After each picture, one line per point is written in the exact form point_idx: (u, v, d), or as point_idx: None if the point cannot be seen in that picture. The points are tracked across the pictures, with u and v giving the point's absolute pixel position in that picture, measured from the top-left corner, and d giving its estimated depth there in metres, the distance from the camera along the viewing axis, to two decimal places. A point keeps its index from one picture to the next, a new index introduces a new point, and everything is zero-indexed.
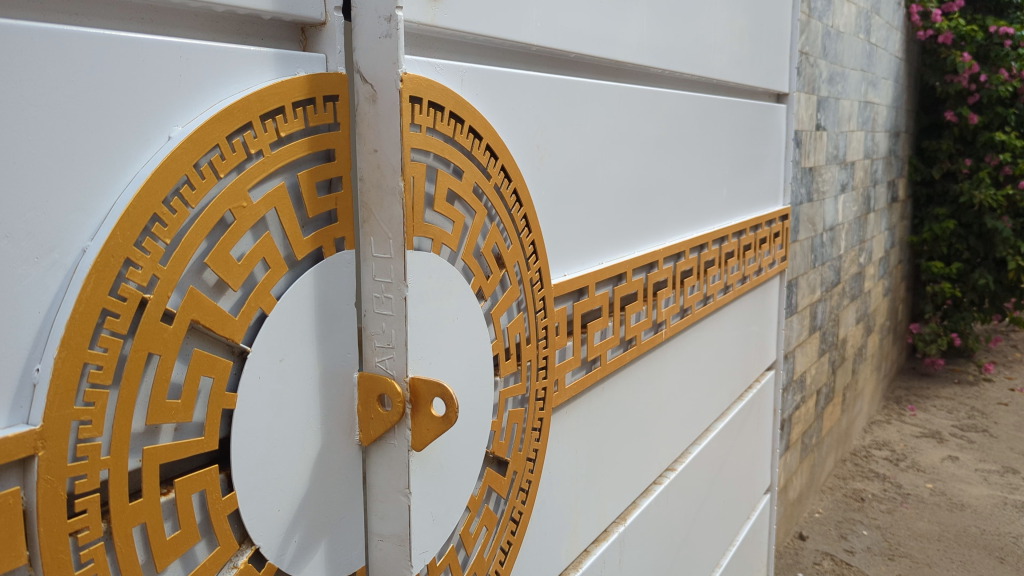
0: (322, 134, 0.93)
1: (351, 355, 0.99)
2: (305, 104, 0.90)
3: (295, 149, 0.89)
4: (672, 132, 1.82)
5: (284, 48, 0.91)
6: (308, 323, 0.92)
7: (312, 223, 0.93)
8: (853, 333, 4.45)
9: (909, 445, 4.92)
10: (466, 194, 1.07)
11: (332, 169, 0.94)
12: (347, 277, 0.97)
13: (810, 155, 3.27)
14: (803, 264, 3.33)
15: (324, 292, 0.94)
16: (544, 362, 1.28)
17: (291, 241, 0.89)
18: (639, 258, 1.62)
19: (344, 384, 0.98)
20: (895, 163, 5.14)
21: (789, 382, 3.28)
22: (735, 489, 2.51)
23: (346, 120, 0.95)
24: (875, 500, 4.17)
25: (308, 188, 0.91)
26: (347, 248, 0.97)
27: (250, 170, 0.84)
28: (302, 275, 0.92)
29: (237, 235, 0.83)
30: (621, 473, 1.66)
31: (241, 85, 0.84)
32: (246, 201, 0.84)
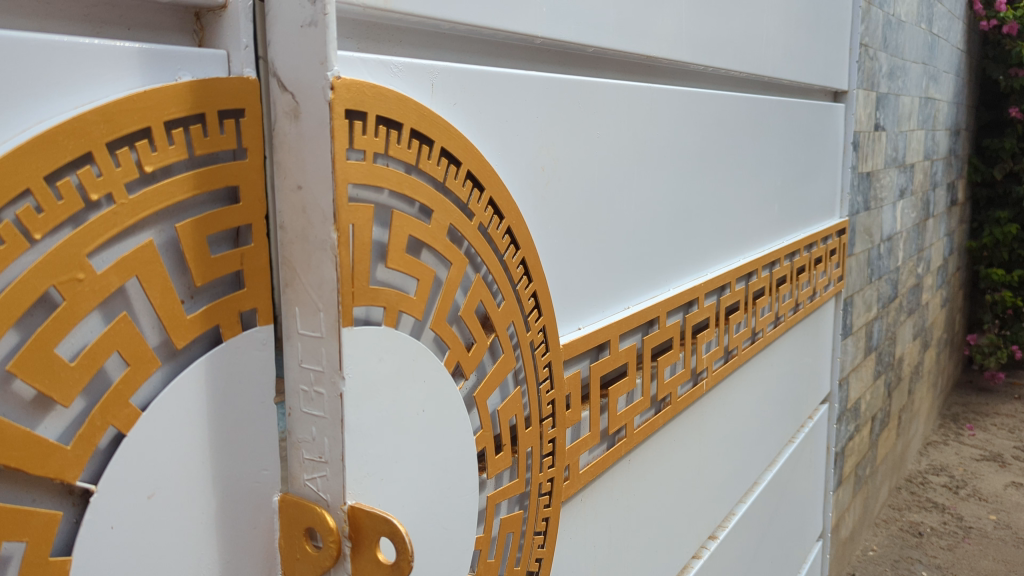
0: (217, 165, 0.65)
1: (270, 470, 0.71)
2: (187, 122, 0.62)
3: (172, 191, 0.61)
4: (715, 141, 1.52)
5: (164, 43, 0.63)
6: (199, 436, 0.65)
7: (205, 292, 0.65)
8: (909, 350, 4.14)
9: (968, 470, 4.57)
10: (438, 240, 0.78)
11: (234, 216, 0.66)
12: (261, 363, 0.70)
13: (868, 159, 2.93)
14: (858, 280, 3.01)
15: (224, 389, 0.67)
16: (550, 446, 1.00)
17: (166, 325, 0.62)
18: (674, 298, 1.34)
19: (257, 514, 0.70)
20: (955, 163, 4.75)
21: (843, 412, 2.99)
22: (784, 544, 2.26)
23: (257, 144, 0.67)
24: (934, 535, 3.90)
25: (194, 246, 0.63)
26: (260, 323, 0.69)
27: (92, 226, 0.56)
28: (183, 370, 0.64)
29: (71, 323, 0.56)
30: (650, 556, 1.39)
31: (84, 98, 0.56)
32: (83, 272, 0.56)
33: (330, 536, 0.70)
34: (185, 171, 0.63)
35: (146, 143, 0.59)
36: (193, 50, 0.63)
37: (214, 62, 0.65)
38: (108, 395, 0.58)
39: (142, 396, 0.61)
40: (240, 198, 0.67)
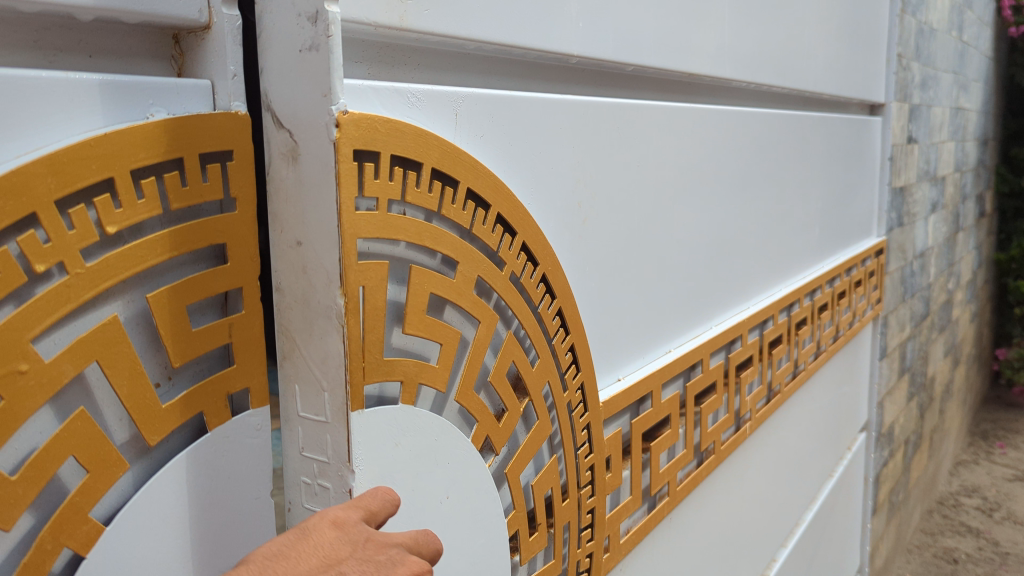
0: (198, 221, 0.54)
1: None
2: (158, 171, 0.52)
3: (144, 254, 0.51)
4: (756, 163, 1.40)
5: (134, 72, 0.52)
6: (185, 544, 0.54)
7: (186, 372, 0.55)
8: (941, 368, 4.01)
9: (1002, 491, 4.41)
10: (464, 296, 0.68)
11: (221, 279, 0.55)
12: (255, 453, 0.59)
13: (901, 174, 2.80)
14: (892, 299, 2.87)
15: (210, 485, 0.56)
16: (588, 517, 0.90)
17: (137, 420, 0.51)
18: (719, 337, 1.24)
19: None
20: (983, 174, 4.60)
21: (878, 437, 2.86)
22: None
23: (247, 193, 0.57)
24: (969, 562, 3.77)
25: (171, 318, 0.52)
26: (253, 404, 0.58)
27: (38, 303, 0.46)
28: (159, 470, 0.53)
29: (12, 427, 0.45)
30: None
31: (29, 145, 0.45)
32: (25, 363, 0.45)
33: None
34: (159, 229, 0.52)
35: (108, 200, 0.49)
36: (170, 82, 0.53)
37: (194, 94, 0.54)
38: (61, 509, 0.47)
39: (104, 509, 0.50)
40: (226, 257, 0.57)
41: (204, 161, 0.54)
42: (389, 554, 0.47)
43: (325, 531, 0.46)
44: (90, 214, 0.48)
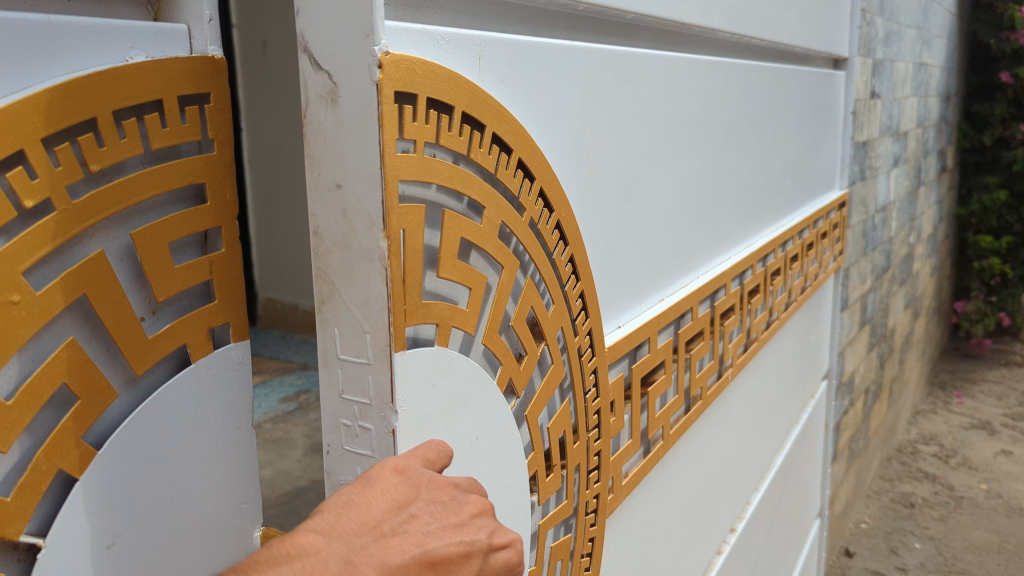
0: (180, 160, 0.54)
1: (250, 503, 0.63)
2: (139, 111, 0.52)
3: (127, 193, 0.51)
4: (736, 114, 1.42)
5: (113, 15, 0.51)
6: (173, 471, 0.56)
7: (169, 308, 0.55)
8: (901, 321, 4.13)
9: (958, 438, 4.56)
10: (490, 241, 0.68)
11: (203, 217, 0.56)
12: (235, 385, 0.61)
13: (863, 128, 2.84)
14: (854, 252, 2.94)
15: (201, 413, 0.58)
16: (595, 460, 0.93)
17: (123, 350, 0.51)
18: (707, 285, 1.27)
19: (235, 545, 0.62)
20: (944, 129, 4.67)
21: (838, 386, 2.95)
22: (790, 527, 2.25)
23: (223, 135, 0.57)
24: (925, 506, 3.93)
25: (154, 254, 0.53)
26: (233, 339, 0.60)
27: (30, 237, 0.45)
28: (149, 400, 0.54)
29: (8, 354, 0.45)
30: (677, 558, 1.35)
31: (12, 82, 0.44)
32: (18, 294, 0.45)
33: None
34: (140, 168, 0.52)
35: (92, 138, 0.48)
36: (149, 25, 0.52)
37: (172, 39, 0.54)
38: (56, 433, 0.48)
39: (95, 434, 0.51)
40: (207, 197, 0.57)
41: (182, 103, 0.55)
42: (452, 494, 0.50)
43: (388, 479, 0.49)
44: (74, 152, 0.48)
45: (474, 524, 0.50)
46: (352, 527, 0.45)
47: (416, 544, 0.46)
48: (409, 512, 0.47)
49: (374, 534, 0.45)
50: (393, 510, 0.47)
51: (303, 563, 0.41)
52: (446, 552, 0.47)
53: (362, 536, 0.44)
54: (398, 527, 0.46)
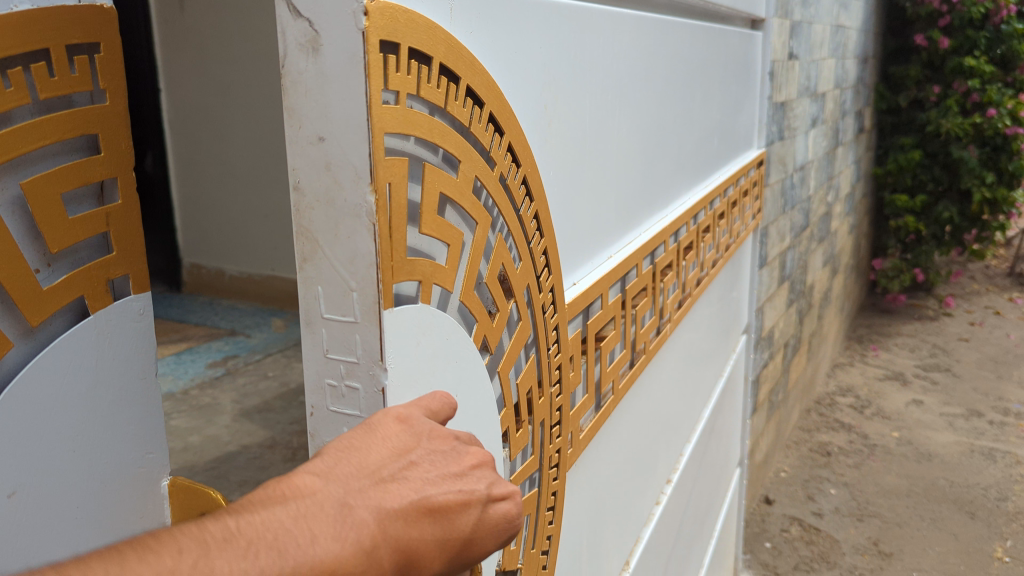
0: (69, 110, 0.53)
1: (156, 453, 0.61)
2: (24, 59, 0.50)
3: (15, 142, 0.49)
4: (672, 72, 1.43)
5: None
6: (68, 424, 0.54)
7: (64, 260, 0.54)
8: (820, 277, 4.28)
9: (873, 389, 4.77)
10: (465, 196, 0.67)
11: (96, 168, 0.55)
12: (137, 337, 0.59)
13: (782, 89, 2.90)
14: (773, 210, 3.02)
15: (100, 363, 0.56)
16: (557, 415, 0.94)
17: (18, 302, 0.50)
18: (649, 242, 1.29)
19: (143, 498, 0.61)
20: (862, 91, 4.80)
21: (758, 340, 3.05)
22: (714, 476, 2.33)
23: (115, 83, 0.56)
24: (841, 454, 4.11)
25: (46, 206, 0.51)
26: (133, 290, 0.59)
27: None
28: (46, 351, 0.52)
29: None
30: (622, 509, 1.38)
31: None
32: None
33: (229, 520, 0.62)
34: (29, 119, 0.50)
35: None
36: None
37: None
38: None
39: None
40: (101, 147, 0.55)
41: (71, 52, 0.53)
42: (454, 444, 0.53)
43: (390, 426, 0.51)
44: None
45: (473, 475, 0.52)
46: (350, 471, 0.47)
47: (415, 489, 0.48)
48: (408, 459, 0.50)
49: (372, 478, 0.47)
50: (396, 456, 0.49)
51: (296, 503, 0.43)
52: (442, 499, 0.49)
53: (359, 479, 0.47)
54: (400, 472, 0.49)
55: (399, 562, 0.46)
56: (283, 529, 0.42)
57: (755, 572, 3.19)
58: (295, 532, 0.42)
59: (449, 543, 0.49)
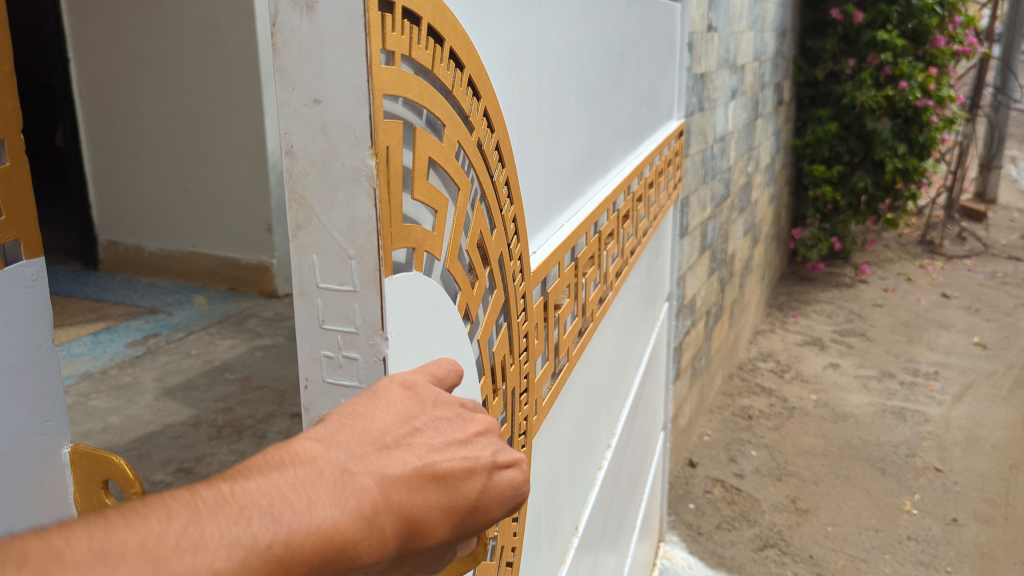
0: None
1: (55, 422, 0.66)
2: None
3: None
4: (611, 40, 1.43)
5: None
6: None
7: None
8: (741, 246, 4.39)
9: (792, 354, 4.94)
10: (449, 160, 0.66)
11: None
12: (30, 303, 0.62)
13: (701, 60, 2.95)
14: (693, 180, 3.08)
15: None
16: (524, 382, 0.94)
17: None
18: (596, 209, 1.30)
19: (39, 466, 0.65)
20: (781, 64, 4.92)
21: (680, 308, 3.11)
22: (643, 441, 2.39)
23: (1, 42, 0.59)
24: (762, 417, 4.25)
25: None
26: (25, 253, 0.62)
27: None
28: None
29: None
30: (572, 475, 1.41)
31: None
32: None
33: (131, 484, 0.66)
34: None
35: None
36: None
37: None
38: None
39: None
40: None
41: None
42: (459, 412, 0.51)
43: (395, 392, 0.49)
44: None
45: (478, 442, 0.50)
46: (354, 437, 0.45)
47: (421, 454, 0.47)
48: (413, 426, 0.48)
49: (377, 443, 0.45)
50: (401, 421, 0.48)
51: (294, 470, 0.41)
52: (448, 466, 0.47)
53: (363, 445, 0.45)
54: (405, 438, 0.47)
55: (404, 528, 0.44)
56: (279, 495, 0.39)
57: (679, 532, 3.29)
58: (293, 499, 0.39)
59: (455, 509, 0.47)
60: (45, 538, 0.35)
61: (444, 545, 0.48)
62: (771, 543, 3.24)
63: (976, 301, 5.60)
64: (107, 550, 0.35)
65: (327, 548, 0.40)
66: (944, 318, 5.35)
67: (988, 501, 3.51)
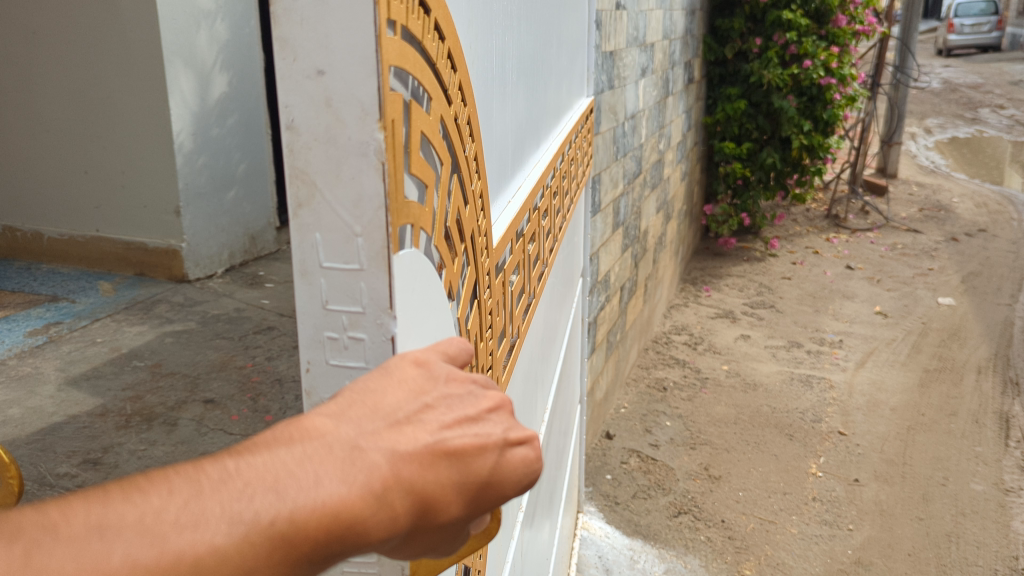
0: None
1: None
2: None
3: None
4: (541, 15, 1.43)
5: None
6: None
7: None
8: (654, 223, 4.49)
9: (705, 327, 5.08)
10: (435, 134, 0.65)
11: None
12: None
13: (610, 38, 2.98)
14: (604, 157, 3.11)
15: None
16: (490, 359, 0.94)
17: None
18: (536, 185, 1.31)
19: None
20: (691, 43, 5.01)
21: (594, 283, 3.15)
22: (565, 415, 2.42)
23: None
24: (675, 388, 4.36)
25: None
26: None
27: None
28: None
29: None
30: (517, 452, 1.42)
31: None
32: None
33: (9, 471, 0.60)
34: None
35: None
36: None
37: None
38: None
39: None
40: None
41: None
42: (471, 389, 0.47)
43: (409, 369, 0.46)
44: None
45: (492, 419, 0.46)
46: (364, 412, 0.42)
47: (431, 430, 0.43)
48: (424, 402, 0.45)
49: (385, 419, 0.43)
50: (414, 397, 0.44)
51: (303, 445, 0.39)
52: (460, 443, 0.44)
53: (374, 421, 0.42)
54: (414, 411, 0.44)
55: (413, 505, 0.41)
56: (283, 469, 0.38)
57: (596, 503, 3.33)
58: (300, 476, 0.38)
59: (470, 485, 0.44)
60: (37, 513, 0.33)
61: (460, 524, 0.44)
62: (684, 509, 3.34)
63: (878, 272, 5.88)
64: (102, 524, 0.33)
65: (334, 524, 0.38)
66: (849, 289, 5.59)
67: (886, 461, 3.71)
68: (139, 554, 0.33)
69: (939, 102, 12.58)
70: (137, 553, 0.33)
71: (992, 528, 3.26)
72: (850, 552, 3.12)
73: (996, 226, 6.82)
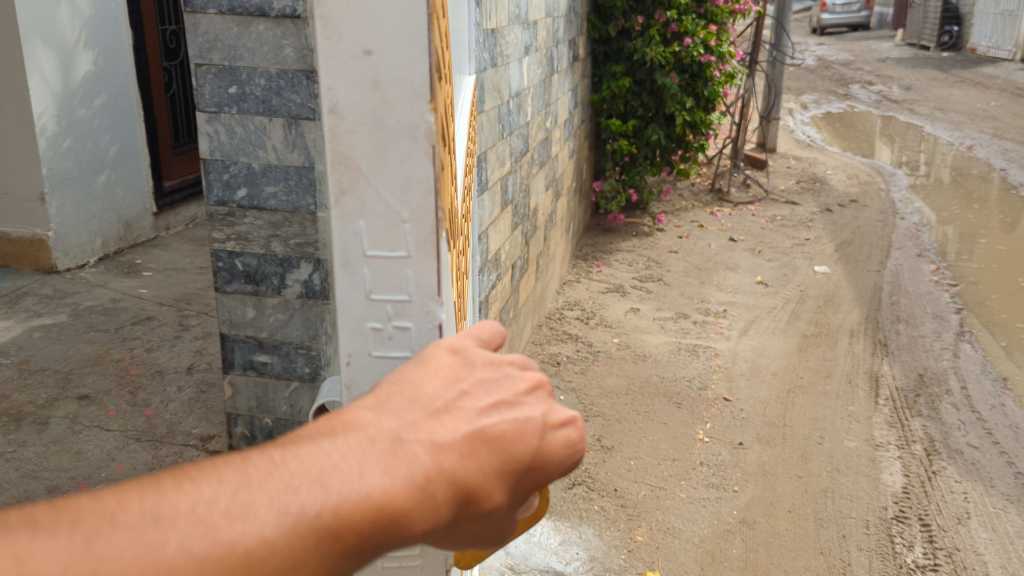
0: None
1: None
2: None
3: None
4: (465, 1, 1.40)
5: None
6: None
7: None
8: (543, 201, 4.52)
9: (596, 301, 5.17)
10: (449, 133, 0.73)
11: None
12: None
13: (491, 16, 2.97)
14: (490, 136, 3.10)
15: None
16: None
17: None
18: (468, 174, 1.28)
19: None
20: (574, 21, 5.05)
21: (484, 263, 3.14)
22: None
23: None
24: (569, 362, 4.42)
25: None
26: None
27: None
28: None
29: None
30: None
31: None
32: None
33: None
34: None
35: None
36: None
37: None
38: None
39: None
40: None
41: None
42: (506, 372, 0.58)
43: (445, 357, 0.58)
44: None
45: (527, 403, 0.57)
46: (404, 404, 0.54)
47: (469, 417, 0.54)
48: (460, 391, 0.56)
49: (425, 408, 0.54)
50: (451, 385, 0.56)
51: (346, 436, 0.51)
52: (496, 429, 0.55)
53: (415, 412, 0.53)
54: (452, 402, 0.55)
55: (454, 489, 0.52)
56: (327, 461, 0.49)
57: None
58: (342, 468, 0.49)
59: (510, 465, 0.54)
60: (96, 503, 0.45)
61: (503, 502, 0.55)
62: (578, 480, 3.40)
63: (758, 244, 6.12)
64: (157, 513, 0.45)
65: (372, 508, 0.49)
66: (732, 260, 5.80)
67: (768, 424, 3.88)
68: (192, 544, 0.44)
69: (814, 79, 13.16)
70: (191, 543, 0.44)
71: (864, 482, 3.46)
72: (736, 513, 3.25)
73: (864, 197, 7.19)
